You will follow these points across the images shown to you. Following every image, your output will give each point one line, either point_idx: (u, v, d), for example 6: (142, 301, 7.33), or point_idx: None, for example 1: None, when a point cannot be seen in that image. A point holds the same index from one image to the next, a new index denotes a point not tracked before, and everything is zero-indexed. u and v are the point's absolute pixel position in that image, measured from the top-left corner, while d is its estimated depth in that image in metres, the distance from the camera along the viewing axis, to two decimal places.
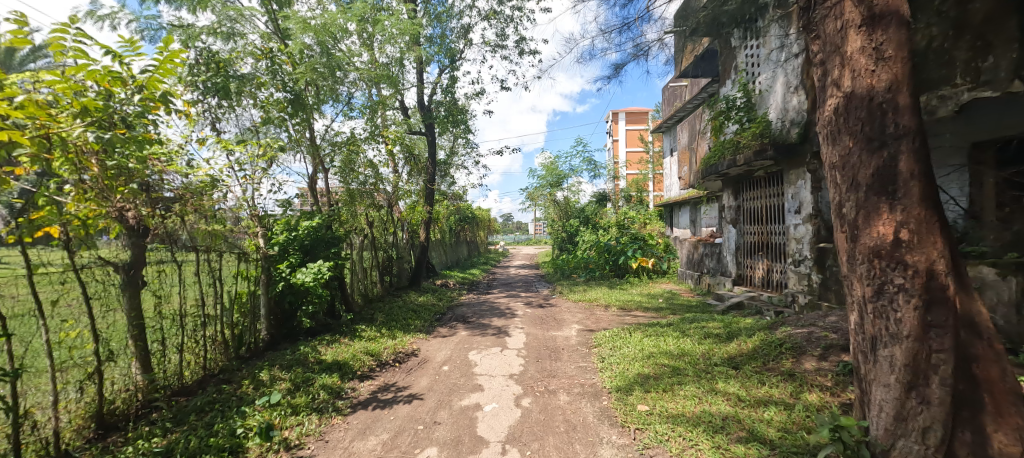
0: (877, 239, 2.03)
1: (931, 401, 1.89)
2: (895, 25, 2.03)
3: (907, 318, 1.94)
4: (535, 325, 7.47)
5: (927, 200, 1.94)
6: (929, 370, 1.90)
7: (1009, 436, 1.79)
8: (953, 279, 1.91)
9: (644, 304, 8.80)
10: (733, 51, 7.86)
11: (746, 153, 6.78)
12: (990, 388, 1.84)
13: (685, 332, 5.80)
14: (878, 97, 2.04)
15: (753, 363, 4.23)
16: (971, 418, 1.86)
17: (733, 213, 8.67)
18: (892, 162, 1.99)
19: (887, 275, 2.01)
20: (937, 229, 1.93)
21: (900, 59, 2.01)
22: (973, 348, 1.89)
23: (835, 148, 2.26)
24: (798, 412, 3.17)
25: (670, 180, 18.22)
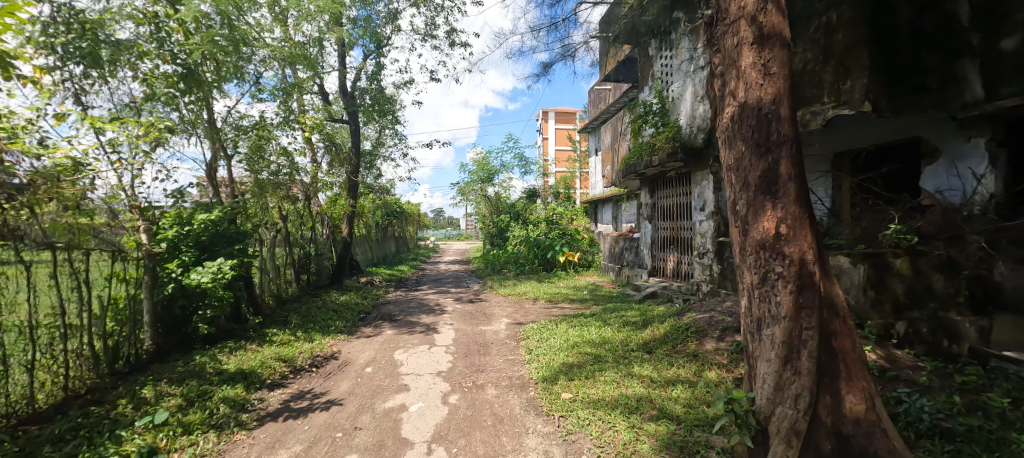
0: (763, 233, 2.31)
1: (801, 372, 2.20)
2: (778, 45, 2.32)
3: (784, 301, 2.24)
4: (465, 320, 7.44)
5: (801, 199, 2.24)
6: (800, 345, 2.21)
7: (856, 397, 2.15)
8: (818, 267, 2.24)
9: (569, 296, 9.17)
10: (649, 60, 8.46)
11: (660, 154, 7.36)
12: (844, 358, 2.19)
13: (606, 321, 6.17)
14: (765, 108, 2.32)
15: (664, 347, 4.63)
16: (831, 384, 2.20)
17: (648, 209, 9.36)
18: (776, 165, 2.28)
19: (770, 264, 2.29)
20: (808, 225, 2.24)
21: (783, 75, 2.30)
22: (833, 324, 2.23)
23: (730, 152, 2.52)
24: (699, 389, 3.53)
25: (595, 178, 19.17)
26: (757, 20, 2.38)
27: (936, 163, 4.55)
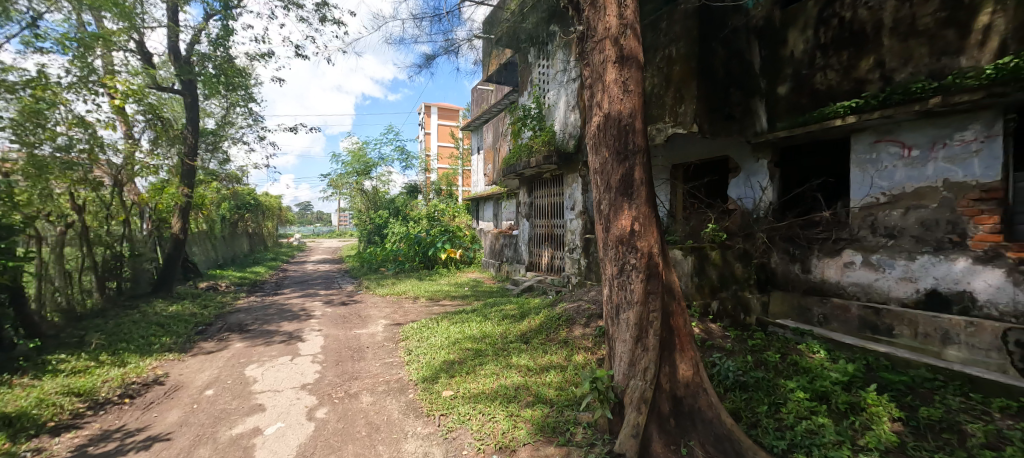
0: (621, 229, 2.59)
1: (649, 348, 2.52)
2: (634, 66, 2.62)
3: (637, 288, 2.54)
4: (336, 325, 6.83)
5: (650, 201, 2.58)
6: (648, 325, 2.52)
7: (687, 364, 2.56)
8: (662, 258, 2.60)
9: (451, 293, 9.11)
10: (528, 66, 8.87)
11: (537, 157, 7.81)
12: (680, 333, 2.59)
13: (487, 316, 6.30)
14: (624, 120, 2.60)
15: (538, 337, 4.91)
16: (670, 356, 2.57)
17: (526, 208, 9.85)
18: (631, 171, 2.57)
19: (627, 257, 2.57)
20: (654, 223, 2.58)
21: (638, 93, 2.61)
22: (673, 306, 2.60)
23: (596, 157, 2.77)
24: (569, 372, 3.84)
25: (477, 176, 19.45)
26: (618, 42, 2.65)
27: (737, 176, 5.72)
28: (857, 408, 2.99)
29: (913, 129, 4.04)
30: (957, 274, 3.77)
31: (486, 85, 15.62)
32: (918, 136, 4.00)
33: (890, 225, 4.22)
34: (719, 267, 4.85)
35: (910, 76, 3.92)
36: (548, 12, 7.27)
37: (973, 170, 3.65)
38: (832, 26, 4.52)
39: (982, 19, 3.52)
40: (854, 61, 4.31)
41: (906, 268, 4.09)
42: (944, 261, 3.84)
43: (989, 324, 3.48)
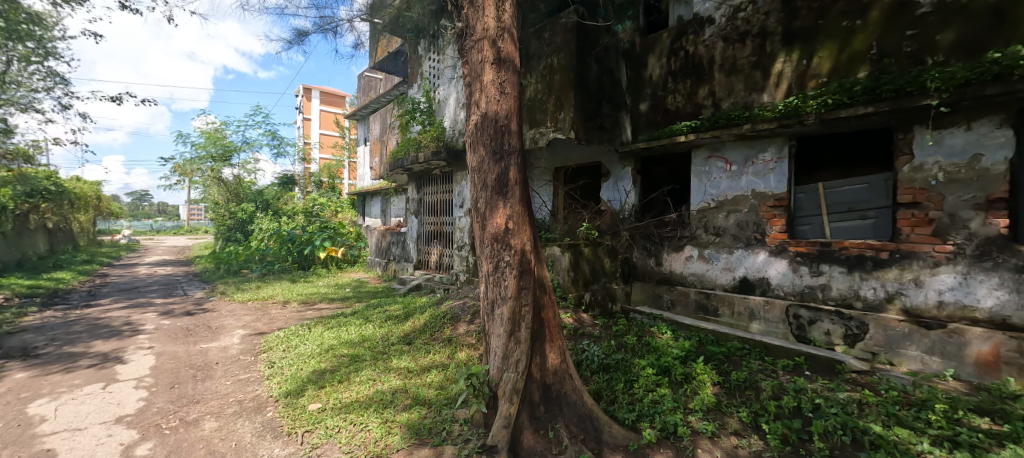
0: (496, 227, 2.61)
1: (521, 341, 2.58)
2: (510, 70, 2.70)
3: (510, 284, 2.57)
4: (177, 339, 5.70)
5: (523, 200, 2.65)
6: (520, 319, 2.59)
7: (555, 353, 2.74)
8: (534, 255, 2.68)
9: (328, 296, 8.33)
10: (418, 58, 8.57)
11: (425, 152, 7.60)
12: (549, 325, 2.74)
13: (368, 318, 5.91)
14: (500, 121, 2.65)
15: (422, 337, 4.79)
16: (540, 347, 2.70)
17: (415, 204, 9.50)
18: (506, 171, 2.61)
19: (501, 254, 2.60)
20: (528, 221, 2.66)
21: (514, 95, 2.69)
22: (544, 299, 2.73)
23: (473, 155, 2.77)
24: (451, 369, 3.82)
25: (362, 169, 18.16)
26: (495, 44, 2.70)
27: (607, 181, 6.37)
28: (690, 378, 3.56)
29: (732, 148, 4.96)
30: (760, 264, 4.75)
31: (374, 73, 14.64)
32: (736, 154, 4.94)
33: (717, 225, 5.13)
34: (591, 262, 5.32)
35: (732, 104, 4.88)
36: (436, 5, 7.12)
37: (770, 183, 4.65)
38: (680, 56, 5.36)
39: (778, 65, 4.53)
40: (694, 88, 5.20)
41: (728, 260, 5.02)
42: (751, 254, 4.82)
43: (779, 302, 4.52)
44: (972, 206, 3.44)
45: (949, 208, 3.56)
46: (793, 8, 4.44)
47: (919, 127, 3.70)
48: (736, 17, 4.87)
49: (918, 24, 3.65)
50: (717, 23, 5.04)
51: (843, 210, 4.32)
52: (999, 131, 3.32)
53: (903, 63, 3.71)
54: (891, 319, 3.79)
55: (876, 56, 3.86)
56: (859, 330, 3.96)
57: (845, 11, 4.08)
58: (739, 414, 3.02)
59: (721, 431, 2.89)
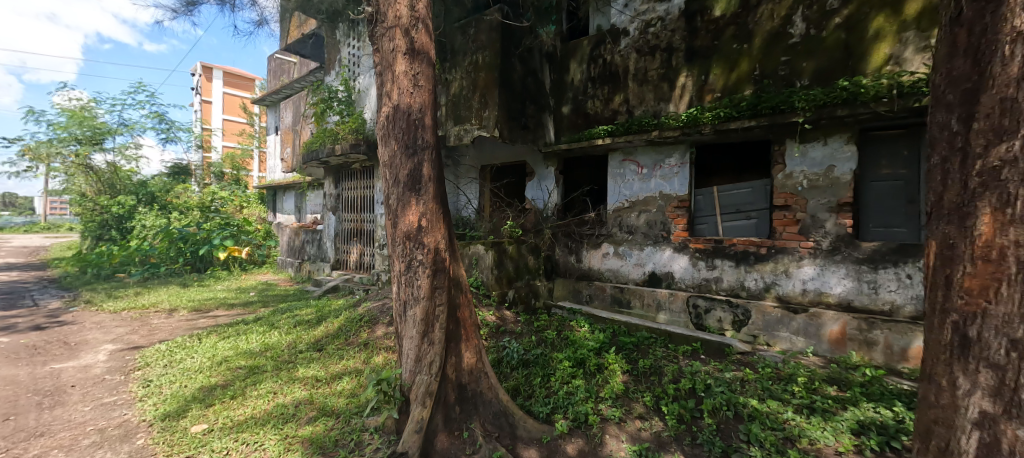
0: (407, 225, 2.49)
1: (435, 342, 2.50)
2: (425, 61, 2.60)
3: (423, 283, 2.47)
4: (18, 360, 4.67)
5: (438, 197, 2.55)
6: (434, 319, 2.50)
7: (471, 352, 2.72)
8: (449, 254, 2.60)
9: (227, 301, 7.43)
10: (335, 43, 7.98)
11: (343, 144, 7.09)
12: (465, 325, 2.71)
13: (274, 324, 5.36)
14: (413, 114, 2.54)
15: (336, 342, 4.46)
16: (456, 347, 2.66)
17: (332, 200, 8.83)
18: (418, 167, 2.51)
19: (413, 253, 2.49)
20: (442, 219, 2.56)
21: (429, 89, 2.59)
22: (459, 299, 2.68)
23: (385, 149, 2.63)
24: (365, 375, 3.61)
25: (271, 160, 16.50)
26: (409, 33, 2.59)
27: (532, 180, 6.48)
28: (602, 368, 3.75)
29: (643, 152, 5.33)
30: (665, 259, 5.17)
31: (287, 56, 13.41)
32: (646, 158, 5.31)
33: (630, 224, 5.49)
34: (515, 259, 5.37)
35: (643, 112, 5.24)
36: None
37: (674, 185, 5.08)
38: (599, 64, 5.63)
39: (682, 78, 4.95)
40: (611, 95, 5.50)
41: (639, 256, 5.39)
42: (658, 250, 5.22)
43: (682, 294, 4.97)
44: (828, 209, 4.09)
45: (811, 210, 4.18)
46: (694, 28, 4.89)
47: (790, 140, 4.30)
48: (647, 31, 5.25)
49: (790, 52, 4.23)
50: (631, 35, 5.38)
51: (733, 211, 4.84)
52: (847, 147, 3.98)
53: (780, 85, 4.28)
54: (768, 306, 4.38)
55: (759, 77, 4.41)
56: (745, 316, 4.51)
57: (735, 35, 4.59)
58: (644, 398, 3.25)
59: (627, 416, 3.09)
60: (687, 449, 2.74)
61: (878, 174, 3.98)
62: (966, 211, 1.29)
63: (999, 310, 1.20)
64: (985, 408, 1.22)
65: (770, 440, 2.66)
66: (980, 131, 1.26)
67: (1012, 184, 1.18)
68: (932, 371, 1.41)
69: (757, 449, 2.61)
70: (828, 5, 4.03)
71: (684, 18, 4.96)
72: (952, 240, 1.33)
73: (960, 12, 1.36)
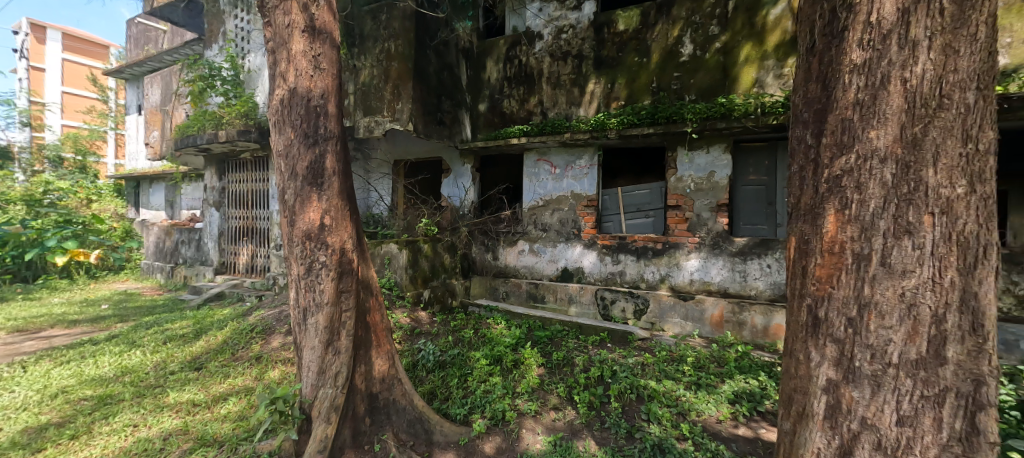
0: (308, 223, 2.21)
1: (340, 351, 2.26)
2: (328, 43, 2.35)
3: (326, 288, 2.21)
4: None
5: (343, 193, 2.31)
6: (340, 326, 2.26)
7: (383, 359, 2.55)
8: (356, 254, 2.37)
9: (69, 318, 6.05)
10: (219, 14, 6.97)
11: (228, 130, 6.20)
12: (375, 330, 2.53)
13: (136, 342, 4.50)
14: (314, 100, 2.28)
15: (220, 358, 3.89)
16: (365, 355, 2.47)
17: (215, 195, 7.67)
18: (321, 159, 2.25)
19: (314, 254, 2.21)
20: (349, 216, 2.32)
21: (332, 74, 2.36)
22: (369, 303, 2.50)
23: (280, 137, 2.32)
24: (256, 394, 3.19)
25: (133, 146, 13.89)
26: (308, 9, 2.31)
27: (447, 177, 6.33)
28: (518, 363, 3.79)
29: (555, 153, 5.51)
30: (576, 255, 5.41)
31: (155, 25, 11.50)
32: (559, 158, 5.50)
33: (544, 222, 5.65)
34: (430, 258, 5.19)
35: (556, 114, 5.43)
36: None
37: (584, 185, 5.34)
38: (514, 64, 5.70)
39: (591, 85, 5.22)
40: (526, 96, 5.61)
41: (552, 253, 5.57)
42: (570, 247, 5.45)
43: (591, 287, 5.25)
44: (710, 209, 4.63)
45: (697, 209, 4.69)
46: (602, 38, 5.18)
47: (680, 147, 4.76)
48: (560, 37, 5.44)
49: (681, 69, 4.73)
50: (544, 40, 5.53)
51: (634, 210, 5.22)
52: (725, 155, 4.54)
53: (672, 97, 4.76)
54: (663, 295, 4.82)
55: (656, 89, 4.85)
56: (644, 305, 4.90)
57: (637, 49, 4.98)
58: (558, 390, 3.35)
59: (542, 408, 3.15)
60: (597, 433, 2.87)
61: (748, 179, 4.61)
62: (817, 212, 1.36)
63: (842, 294, 1.27)
64: (830, 376, 1.30)
65: (666, 416, 2.92)
66: (826, 146, 1.33)
67: (852, 189, 1.26)
68: (790, 347, 1.48)
69: (656, 426, 2.85)
70: (711, 31, 4.59)
71: (593, 28, 5.23)
72: (807, 237, 1.39)
73: (813, 43, 1.42)
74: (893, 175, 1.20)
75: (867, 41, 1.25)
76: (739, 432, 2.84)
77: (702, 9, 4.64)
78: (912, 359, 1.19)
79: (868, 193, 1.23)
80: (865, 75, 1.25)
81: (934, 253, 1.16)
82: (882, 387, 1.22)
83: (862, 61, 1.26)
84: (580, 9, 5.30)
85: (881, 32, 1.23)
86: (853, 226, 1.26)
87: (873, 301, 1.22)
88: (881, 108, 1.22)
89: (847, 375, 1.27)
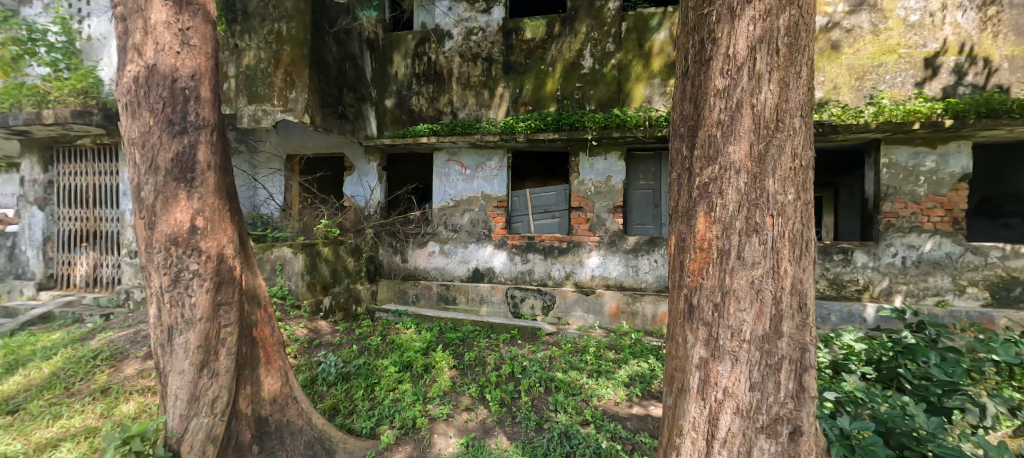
0: (174, 226, 1.85)
1: (219, 372, 1.96)
2: (201, 16, 1.97)
3: (200, 301, 1.88)
4: None
5: (220, 190, 1.99)
6: (218, 344, 1.95)
7: (274, 377, 2.30)
8: (239, 260, 2.07)
9: None
10: None
11: (58, 109, 4.99)
12: (264, 344, 2.27)
13: None
14: (181, 81, 1.89)
15: (46, 396, 3.12)
16: (251, 373, 2.20)
17: (36, 189, 5.94)
18: (191, 150, 1.89)
19: (183, 262, 1.87)
20: (228, 216, 2.01)
21: (205, 53, 1.97)
22: (255, 315, 2.23)
23: (134, 123, 1.89)
24: (101, 436, 2.63)
25: None
26: None
27: (351, 175, 5.92)
28: (428, 368, 3.69)
29: (466, 153, 5.49)
30: (487, 255, 5.47)
31: None
32: (469, 159, 5.49)
33: (455, 222, 5.59)
34: (330, 263, 4.82)
35: (466, 115, 5.42)
36: None
37: (494, 186, 5.42)
38: (423, 61, 5.57)
39: (500, 88, 5.32)
40: (435, 94, 5.51)
41: (463, 254, 5.56)
42: (481, 247, 5.49)
43: (502, 286, 5.35)
44: (608, 211, 5.03)
45: (597, 211, 5.07)
46: (511, 44, 5.31)
47: (582, 153, 5.08)
48: (470, 39, 5.44)
49: (583, 80, 5.06)
50: (454, 39, 5.49)
51: (542, 211, 5.42)
52: (620, 162, 4.98)
53: (575, 106, 5.08)
54: (567, 291, 5.12)
55: (560, 97, 5.13)
56: (551, 301, 5.15)
57: (543, 57, 5.20)
58: (470, 390, 3.34)
59: (454, 411, 3.12)
60: (507, 428, 2.93)
61: (639, 183, 5.11)
62: (690, 213, 1.55)
63: (710, 284, 1.47)
64: (701, 355, 1.50)
65: (572, 405, 3.11)
66: (698, 158, 1.53)
67: (716, 195, 1.46)
68: (671, 332, 1.68)
69: (562, 415, 3.00)
70: (607, 48, 4.99)
71: (502, 33, 5.33)
72: (683, 236, 1.59)
73: (688, 68, 1.63)
74: (745, 183, 1.43)
75: (727, 70, 1.46)
76: (633, 411, 3.12)
77: (600, 27, 5.02)
78: (759, 335, 1.42)
79: (727, 198, 1.44)
80: (725, 98, 1.46)
81: (773, 248, 1.41)
82: (739, 361, 1.44)
83: (724, 87, 1.47)
84: (490, 13, 5.36)
85: (737, 63, 1.45)
86: (717, 226, 1.46)
87: (732, 289, 1.44)
88: (736, 127, 1.44)
89: (714, 352, 1.47)
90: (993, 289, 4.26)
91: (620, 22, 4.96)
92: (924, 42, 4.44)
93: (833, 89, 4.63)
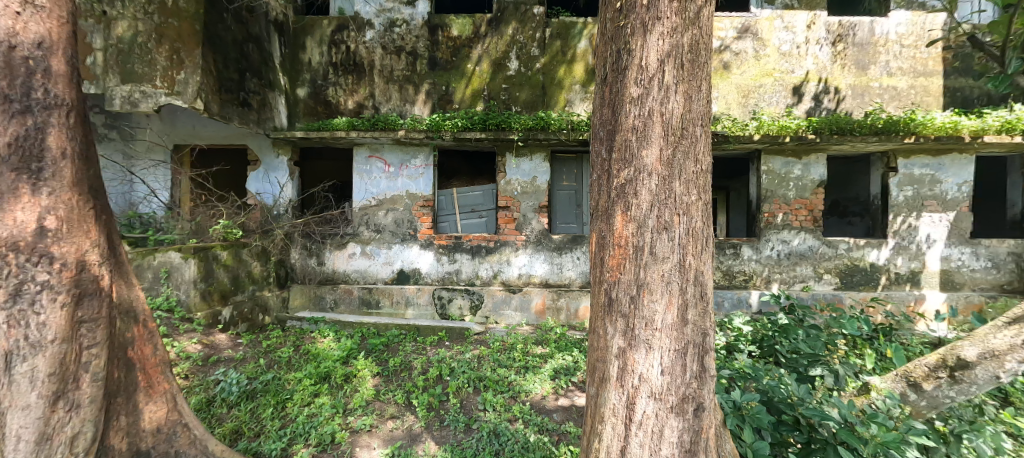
0: (14, 228, 1.49)
1: (81, 403, 1.63)
2: None
3: (53, 320, 1.54)
4: None
5: (78, 184, 1.65)
6: (80, 370, 1.62)
7: (156, 404, 1.99)
8: (107, 268, 1.75)
9: None
10: None
11: None
12: (143, 366, 1.94)
13: None
14: (21, 48, 1.52)
15: None
16: (126, 401, 1.87)
17: None
18: (38, 134, 1.54)
19: (27, 272, 1.51)
20: (89, 216, 1.68)
21: (59, 18, 1.63)
22: (129, 333, 1.89)
23: None
24: None
25: None
26: None
27: (256, 170, 5.34)
28: (349, 377, 3.45)
29: (389, 151, 5.23)
30: (413, 256, 5.28)
31: None
32: (392, 156, 5.24)
33: (377, 222, 5.30)
34: (230, 268, 4.29)
35: (389, 110, 5.19)
36: None
37: (419, 185, 5.25)
38: (341, 50, 5.22)
39: (425, 85, 5.16)
40: (354, 86, 5.20)
41: (387, 255, 5.30)
42: (406, 247, 5.28)
43: (429, 288, 5.22)
44: (534, 210, 5.14)
45: (524, 211, 5.15)
46: (436, 40, 5.18)
47: (509, 153, 5.12)
48: (392, 31, 5.20)
49: (508, 82, 5.11)
50: (376, 30, 5.21)
51: (469, 211, 5.35)
52: (544, 163, 5.12)
53: (500, 107, 5.10)
54: (495, 289, 5.15)
55: (486, 97, 5.13)
56: (479, 300, 5.15)
57: (469, 56, 5.15)
58: (395, 398, 3.18)
59: (378, 420, 2.95)
60: (435, 433, 2.84)
61: (563, 184, 5.29)
62: (609, 213, 1.62)
63: (627, 278, 1.56)
64: (620, 345, 1.57)
65: (500, 403, 3.11)
66: (616, 161, 1.60)
67: (631, 196, 1.54)
68: (593, 325, 1.73)
69: (491, 413, 3.00)
70: (532, 52, 5.10)
71: (426, 28, 5.17)
72: (602, 233, 1.65)
73: (606, 75, 1.69)
74: (657, 185, 1.52)
75: (640, 80, 1.55)
76: (559, 402, 3.20)
77: (525, 30, 5.10)
78: (670, 323, 1.53)
79: (641, 198, 1.53)
80: (639, 106, 1.55)
81: (681, 244, 1.53)
82: (654, 349, 1.53)
83: (638, 95, 1.55)
84: (413, 6, 5.18)
85: (649, 74, 1.54)
86: (632, 224, 1.54)
87: (646, 282, 1.53)
88: (649, 133, 1.53)
89: (631, 342, 1.55)
90: (843, 275, 5.11)
91: (543, 27, 5.09)
92: (793, 68, 5.18)
93: (726, 104, 5.20)
